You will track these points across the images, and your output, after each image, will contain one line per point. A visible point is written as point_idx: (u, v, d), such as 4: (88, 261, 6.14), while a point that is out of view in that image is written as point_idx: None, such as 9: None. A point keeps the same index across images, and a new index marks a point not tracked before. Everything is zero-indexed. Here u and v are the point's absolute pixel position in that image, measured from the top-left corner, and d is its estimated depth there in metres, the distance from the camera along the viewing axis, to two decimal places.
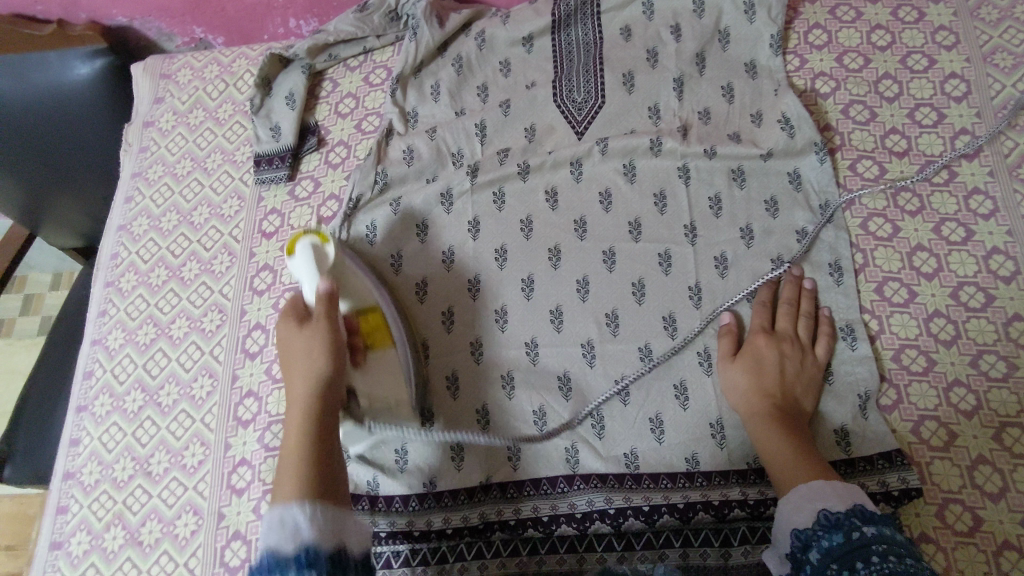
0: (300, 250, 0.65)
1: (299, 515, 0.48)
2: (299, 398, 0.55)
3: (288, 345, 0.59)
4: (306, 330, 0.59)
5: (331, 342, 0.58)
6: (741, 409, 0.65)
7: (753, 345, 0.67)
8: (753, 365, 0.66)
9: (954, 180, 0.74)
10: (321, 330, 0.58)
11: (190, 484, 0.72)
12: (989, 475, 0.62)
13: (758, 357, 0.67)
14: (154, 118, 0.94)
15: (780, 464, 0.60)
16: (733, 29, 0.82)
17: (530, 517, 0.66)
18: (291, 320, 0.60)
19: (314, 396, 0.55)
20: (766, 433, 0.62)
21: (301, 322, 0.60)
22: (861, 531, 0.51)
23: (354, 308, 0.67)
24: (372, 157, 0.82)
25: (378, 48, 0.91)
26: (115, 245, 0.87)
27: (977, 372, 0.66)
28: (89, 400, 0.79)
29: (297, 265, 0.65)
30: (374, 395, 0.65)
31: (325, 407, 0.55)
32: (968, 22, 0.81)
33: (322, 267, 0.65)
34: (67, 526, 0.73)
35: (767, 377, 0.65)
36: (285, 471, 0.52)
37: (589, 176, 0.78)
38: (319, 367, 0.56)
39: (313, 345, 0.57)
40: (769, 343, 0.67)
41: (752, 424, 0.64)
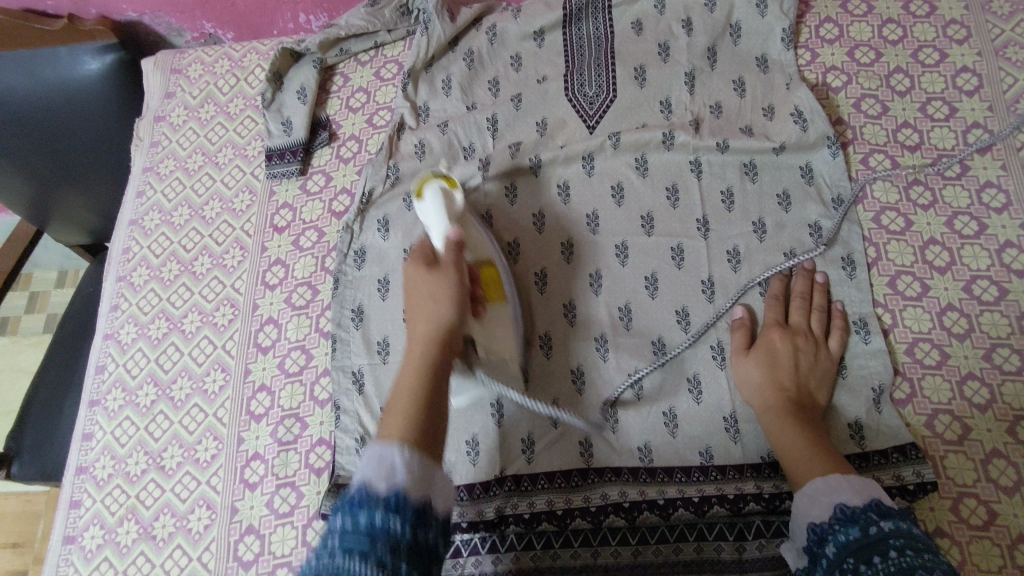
0: (426, 197, 0.66)
1: (397, 453, 0.44)
2: (419, 337, 0.52)
3: (415, 282, 0.56)
4: (437, 274, 0.55)
5: (460, 291, 0.55)
6: (756, 403, 0.65)
7: (767, 339, 0.67)
8: (767, 359, 0.66)
9: (967, 174, 0.74)
10: (452, 278, 0.55)
11: (203, 478, 0.72)
12: (1004, 469, 0.62)
13: (771, 352, 0.66)
14: (164, 113, 0.94)
15: (796, 458, 0.60)
16: (745, 23, 0.82)
17: (544, 512, 0.66)
18: (420, 261, 0.57)
19: (434, 344, 0.52)
20: (782, 427, 0.62)
21: (432, 263, 0.56)
22: (878, 525, 0.50)
23: (476, 259, 0.65)
24: (383, 152, 0.82)
25: (388, 43, 0.91)
26: (126, 240, 0.88)
27: (991, 366, 0.66)
28: (101, 395, 0.79)
29: (424, 207, 0.67)
30: (492, 347, 0.63)
31: (446, 353, 0.52)
32: (981, 16, 0.81)
33: (448, 216, 0.66)
34: (81, 520, 0.73)
35: (782, 371, 0.65)
36: (392, 407, 0.48)
37: (601, 170, 0.78)
38: (444, 312, 0.53)
39: (439, 292, 0.54)
40: (783, 337, 0.67)
41: (767, 418, 0.64)
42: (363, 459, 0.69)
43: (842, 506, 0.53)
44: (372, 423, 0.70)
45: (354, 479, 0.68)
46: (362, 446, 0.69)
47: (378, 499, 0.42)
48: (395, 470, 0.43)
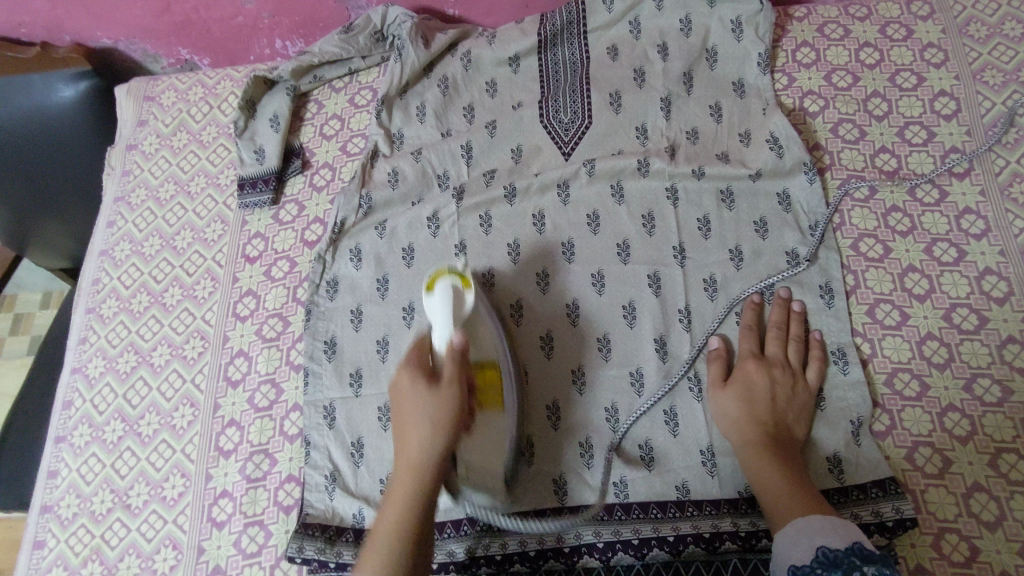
0: (436, 294, 0.60)
1: None
2: (409, 463, 0.55)
3: (405, 401, 0.56)
4: (431, 389, 0.56)
5: (453, 422, 0.55)
6: (734, 438, 0.64)
7: (746, 372, 0.66)
8: (745, 392, 0.65)
9: (945, 200, 0.73)
10: (451, 407, 0.55)
11: (169, 517, 0.70)
12: (986, 503, 0.61)
13: (748, 386, 0.65)
14: (137, 141, 0.93)
15: (776, 497, 0.58)
16: (721, 48, 0.82)
17: (516, 552, 0.64)
18: (417, 370, 0.57)
19: (426, 474, 0.54)
20: (760, 464, 0.60)
21: (432, 379, 0.56)
22: (862, 571, 0.49)
23: (480, 359, 0.63)
24: (356, 180, 0.81)
25: (363, 69, 0.90)
26: (96, 270, 0.86)
27: (972, 396, 0.65)
28: (68, 430, 0.77)
29: (430, 305, 0.60)
30: (472, 466, 0.62)
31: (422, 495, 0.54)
32: (957, 39, 0.81)
33: (452, 326, 0.59)
34: (44, 561, 0.71)
35: (759, 405, 0.64)
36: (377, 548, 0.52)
37: (576, 198, 0.77)
38: (435, 441, 0.55)
39: (429, 423, 0.55)
40: (761, 370, 0.66)
41: (745, 454, 0.62)
42: (331, 497, 0.67)
43: (825, 551, 0.52)
44: (341, 460, 0.69)
45: (323, 519, 0.67)
46: (332, 484, 0.68)
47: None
48: None
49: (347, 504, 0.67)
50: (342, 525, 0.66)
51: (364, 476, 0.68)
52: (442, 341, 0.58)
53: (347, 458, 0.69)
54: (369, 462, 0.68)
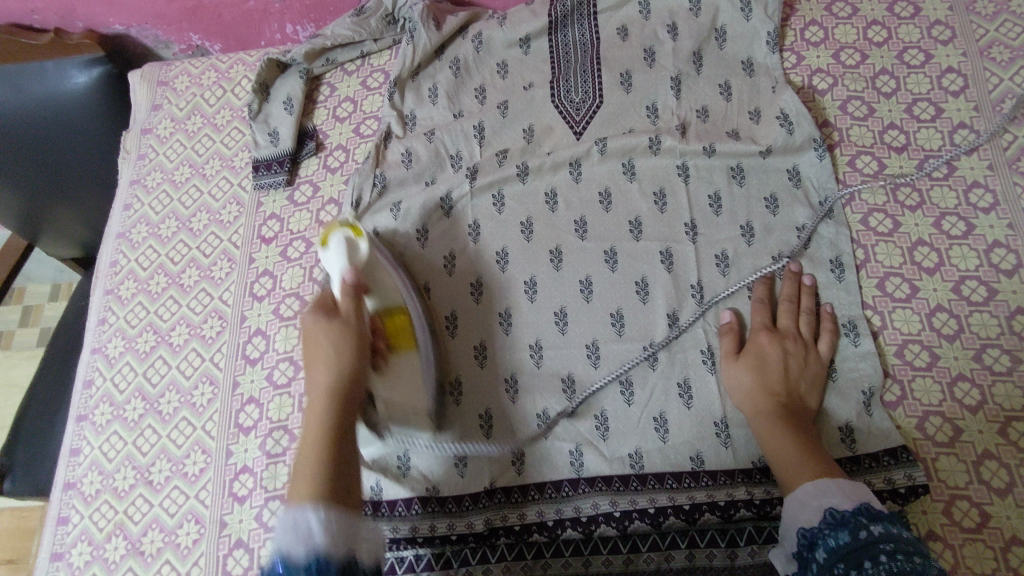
0: (331, 241, 0.69)
1: (312, 518, 0.46)
2: (323, 385, 0.55)
3: (313, 333, 0.58)
4: (333, 319, 0.59)
5: (358, 341, 0.58)
6: (746, 406, 0.65)
7: (756, 340, 0.67)
8: (755, 358, 0.66)
9: (954, 175, 0.74)
10: (352, 329, 0.58)
11: (191, 492, 0.72)
12: (996, 470, 0.62)
13: (760, 354, 0.66)
14: (151, 126, 0.94)
15: (786, 461, 0.59)
16: (730, 27, 0.82)
17: (535, 523, 0.66)
18: (319, 308, 0.60)
19: (338, 389, 0.55)
20: (772, 431, 0.62)
21: (331, 318, 0.59)
22: (867, 529, 0.51)
23: (385, 307, 0.68)
24: (370, 161, 0.82)
25: (374, 52, 0.91)
26: (114, 253, 0.87)
27: (981, 366, 0.66)
28: (89, 410, 0.78)
29: (327, 254, 0.69)
30: (392, 401, 0.67)
31: (335, 410, 0.54)
32: (965, 16, 0.81)
33: (348, 258, 0.68)
34: (68, 537, 0.72)
35: (770, 373, 0.65)
36: (301, 466, 0.50)
37: (588, 176, 0.78)
38: (346, 368, 0.56)
39: (336, 349, 0.57)
40: (772, 339, 0.67)
41: (756, 421, 0.63)
42: None
43: (831, 512, 0.53)
44: None
45: None
46: None
47: (298, 565, 0.44)
48: (312, 533, 0.45)
49: (365, 477, 0.68)
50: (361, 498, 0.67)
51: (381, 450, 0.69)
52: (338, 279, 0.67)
53: None
54: None
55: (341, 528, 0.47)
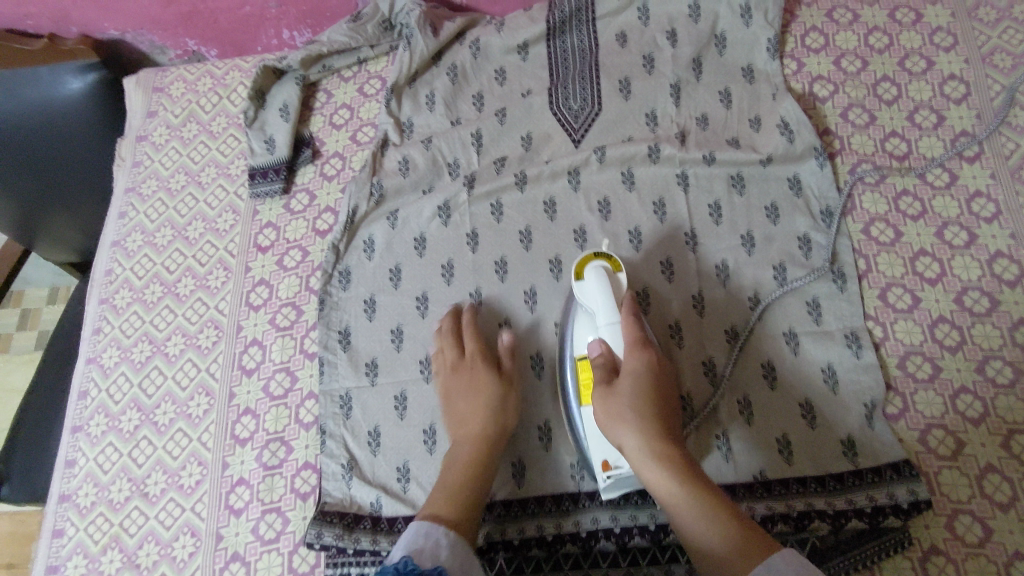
0: (589, 274, 0.65)
1: (441, 533, 0.56)
2: (638, 454, 0.56)
3: (606, 398, 0.59)
4: (613, 388, 0.60)
5: (650, 397, 0.58)
6: (637, 450, 0.56)
7: (640, 361, 0.60)
8: (645, 383, 0.59)
9: (956, 183, 0.73)
10: (635, 392, 0.58)
11: (187, 504, 0.71)
12: (999, 484, 0.61)
13: (635, 379, 0.59)
14: (147, 132, 0.93)
15: (678, 499, 0.53)
16: (730, 33, 0.81)
17: (534, 537, 0.65)
18: (606, 376, 0.61)
19: (658, 452, 0.56)
20: (644, 462, 0.55)
21: (612, 380, 0.60)
22: None
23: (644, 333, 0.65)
24: (367, 168, 0.81)
25: (372, 58, 0.90)
26: (109, 261, 0.87)
27: (984, 378, 0.65)
28: (84, 421, 0.78)
29: (583, 290, 0.65)
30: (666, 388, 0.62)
31: (670, 468, 0.54)
32: (967, 23, 0.81)
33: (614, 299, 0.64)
34: (63, 550, 0.72)
35: (653, 399, 0.59)
36: (642, 467, 0.56)
37: (587, 185, 0.77)
38: (643, 432, 0.56)
39: (629, 410, 0.57)
40: (652, 360, 0.60)
41: (643, 464, 0.55)
42: (349, 485, 0.68)
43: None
44: (357, 446, 0.70)
45: (340, 506, 0.67)
46: (349, 472, 0.69)
47: None
48: None
49: (365, 493, 0.68)
50: (360, 513, 0.67)
51: (381, 465, 0.69)
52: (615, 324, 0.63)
53: (363, 443, 0.70)
54: (385, 450, 0.69)
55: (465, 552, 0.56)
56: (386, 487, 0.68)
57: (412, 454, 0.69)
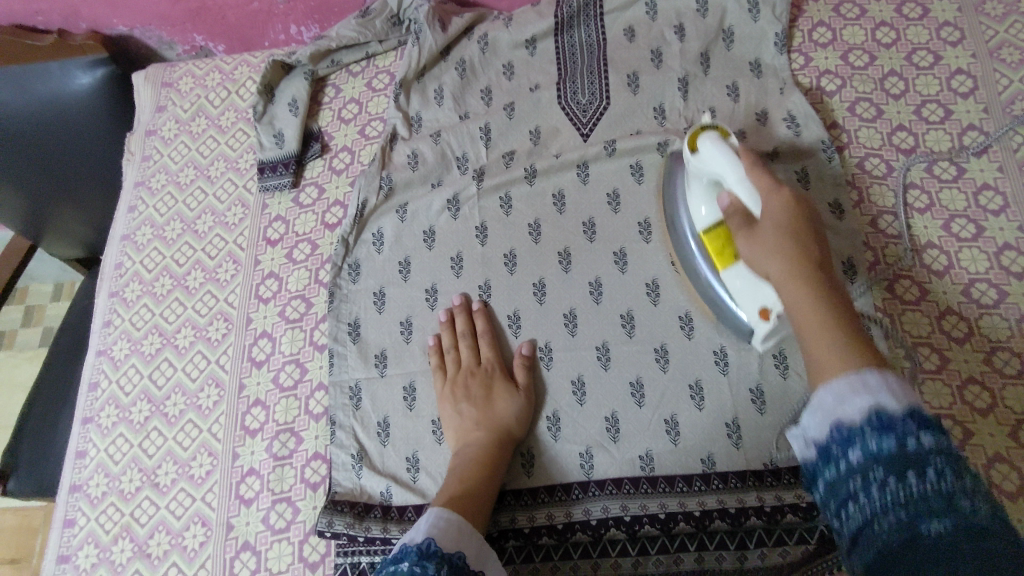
0: (702, 145, 0.62)
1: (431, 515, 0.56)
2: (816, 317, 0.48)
3: (760, 232, 0.55)
4: (755, 225, 0.55)
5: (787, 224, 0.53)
6: (781, 274, 0.51)
7: (779, 271, 0.52)
8: (782, 234, 0.53)
9: (963, 177, 0.74)
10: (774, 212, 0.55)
11: (198, 495, 0.71)
12: (1007, 474, 0.62)
13: (774, 216, 0.54)
14: (156, 126, 0.94)
15: (813, 343, 0.47)
16: (737, 28, 0.82)
17: (545, 526, 0.65)
18: (743, 216, 0.57)
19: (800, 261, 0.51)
20: (812, 322, 0.48)
21: (749, 217, 0.57)
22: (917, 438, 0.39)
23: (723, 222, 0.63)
24: (377, 162, 0.81)
25: (380, 53, 0.91)
26: (119, 254, 0.87)
27: (991, 369, 0.65)
28: (94, 412, 0.78)
29: (701, 160, 0.63)
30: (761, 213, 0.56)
31: (810, 278, 0.50)
32: (974, 18, 0.81)
33: (736, 156, 0.60)
34: (74, 539, 0.72)
35: (804, 238, 0.52)
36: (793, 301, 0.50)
37: (596, 177, 0.78)
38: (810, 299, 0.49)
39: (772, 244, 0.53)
40: (795, 266, 0.51)
41: (791, 289, 0.50)
42: (359, 475, 0.68)
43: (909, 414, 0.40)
44: (366, 437, 0.70)
45: (350, 496, 0.68)
46: (359, 462, 0.69)
47: None
48: None
49: (375, 482, 0.68)
50: (370, 502, 0.67)
51: (391, 455, 0.69)
52: (739, 178, 0.58)
53: (373, 433, 0.70)
54: (395, 440, 0.70)
55: (453, 527, 0.55)
56: (395, 476, 0.68)
57: (421, 444, 0.69)
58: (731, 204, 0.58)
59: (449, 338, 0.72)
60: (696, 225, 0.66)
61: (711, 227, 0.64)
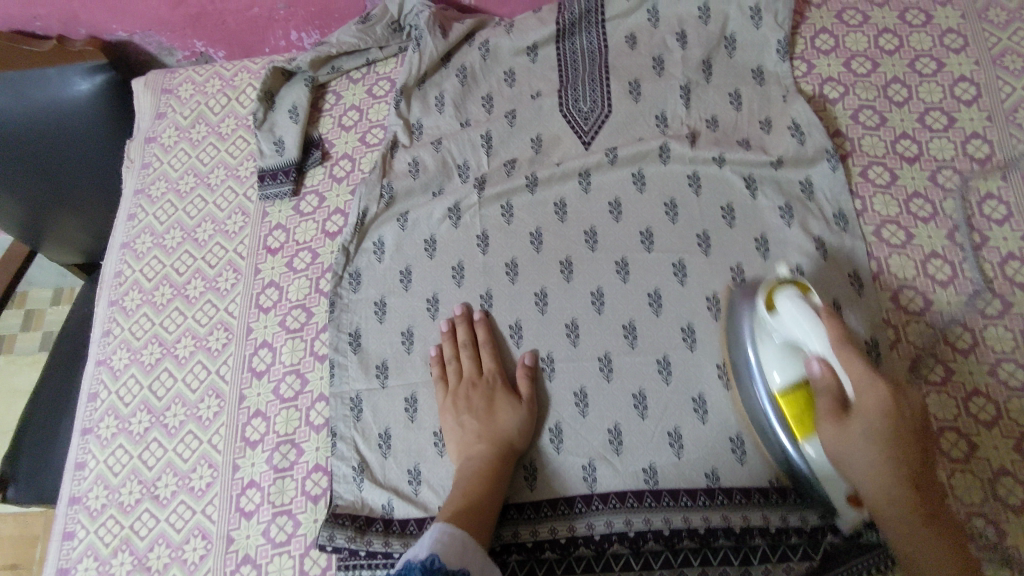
0: (782, 303, 0.59)
1: (433, 531, 0.56)
2: (884, 498, 0.54)
3: (859, 415, 0.54)
4: (844, 435, 0.54)
5: (886, 454, 0.53)
6: (869, 480, 0.54)
7: (875, 397, 0.53)
8: (856, 342, 0.54)
9: (967, 186, 0.73)
10: (876, 419, 0.53)
11: (198, 507, 0.71)
12: (1012, 487, 0.61)
13: (871, 424, 0.53)
14: (156, 134, 0.93)
15: (900, 539, 0.53)
16: (740, 35, 0.81)
17: (547, 540, 0.65)
18: (834, 414, 0.55)
19: (893, 499, 0.53)
20: (873, 477, 0.54)
21: (841, 417, 0.55)
22: None
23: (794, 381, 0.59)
24: (377, 170, 0.81)
25: (381, 60, 0.90)
26: (118, 263, 0.87)
27: (996, 381, 0.65)
28: (94, 423, 0.78)
29: (780, 319, 0.59)
30: (842, 459, 0.55)
31: (897, 521, 0.53)
32: (977, 24, 0.80)
33: (818, 318, 0.57)
34: (74, 552, 0.71)
35: (887, 437, 0.53)
36: (889, 524, 0.54)
37: (598, 186, 0.77)
38: (892, 495, 0.53)
39: (868, 467, 0.54)
40: (886, 390, 0.53)
41: (853, 449, 0.54)
42: (360, 488, 0.68)
43: None
44: (368, 448, 0.70)
45: (352, 509, 0.67)
46: (360, 475, 0.68)
47: None
48: None
49: (376, 495, 0.68)
50: (371, 515, 0.67)
51: (392, 468, 0.69)
52: (830, 348, 0.55)
53: (374, 445, 0.70)
54: (396, 452, 0.69)
55: (455, 546, 0.54)
56: (396, 489, 0.68)
57: (423, 456, 0.69)
58: (824, 382, 0.56)
59: (450, 349, 0.72)
60: (768, 384, 0.61)
61: (787, 389, 0.60)
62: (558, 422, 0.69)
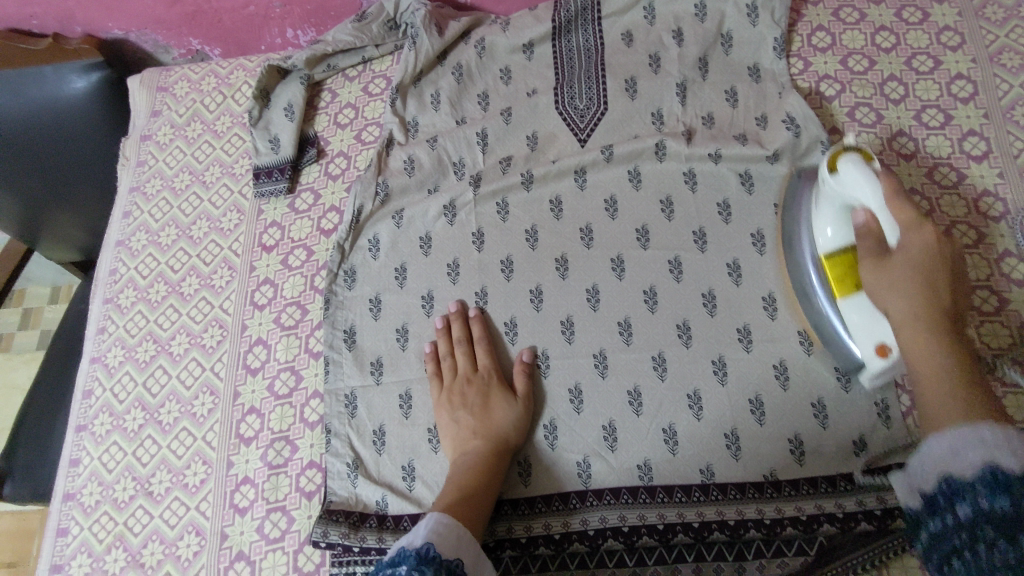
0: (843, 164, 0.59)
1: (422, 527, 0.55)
2: (909, 313, 0.52)
3: (887, 285, 0.54)
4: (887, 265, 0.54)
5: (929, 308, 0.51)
6: (905, 313, 0.52)
7: (916, 239, 0.53)
8: (914, 269, 0.53)
9: (963, 183, 0.73)
10: (918, 251, 0.53)
11: (192, 503, 0.71)
12: None
13: (909, 251, 0.53)
14: (151, 131, 0.93)
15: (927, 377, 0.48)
16: (736, 32, 0.81)
17: (542, 535, 0.65)
18: (874, 253, 0.56)
19: (921, 305, 0.52)
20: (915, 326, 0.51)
21: (881, 247, 0.56)
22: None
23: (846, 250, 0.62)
24: (373, 167, 0.81)
25: (377, 57, 0.90)
26: (114, 260, 0.87)
27: (992, 377, 0.65)
28: (88, 419, 0.77)
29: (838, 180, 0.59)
30: (885, 279, 0.54)
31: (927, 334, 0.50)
32: (974, 22, 0.81)
33: (879, 180, 0.57)
34: (67, 549, 0.71)
35: (931, 279, 0.53)
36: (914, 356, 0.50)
37: (593, 184, 0.77)
38: (912, 311, 0.52)
39: (904, 285, 0.53)
40: (931, 234, 0.54)
41: (912, 326, 0.51)
42: (354, 484, 0.68)
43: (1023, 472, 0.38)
44: (362, 445, 0.69)
45: (345, 505, 0.67)
46: (354, 471, 0.68)
47: None
48: None
49: (370, 492, 0.68)
50: (365, 511, 0.67)
51: (386, 464, 0.69)
52: (882, 206, 0.55)
53: (369, 441, 0.70)
54: (391, 449, 0.69)
55: (446, 535, 0.54)
56: (390, 485, 0.68)
57: (418, 452, 0.69)
58: (867, 225, 0.56)
59: (445, 345, 0.72)
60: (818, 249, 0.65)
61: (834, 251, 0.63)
62: (553, 418, 0.68)
